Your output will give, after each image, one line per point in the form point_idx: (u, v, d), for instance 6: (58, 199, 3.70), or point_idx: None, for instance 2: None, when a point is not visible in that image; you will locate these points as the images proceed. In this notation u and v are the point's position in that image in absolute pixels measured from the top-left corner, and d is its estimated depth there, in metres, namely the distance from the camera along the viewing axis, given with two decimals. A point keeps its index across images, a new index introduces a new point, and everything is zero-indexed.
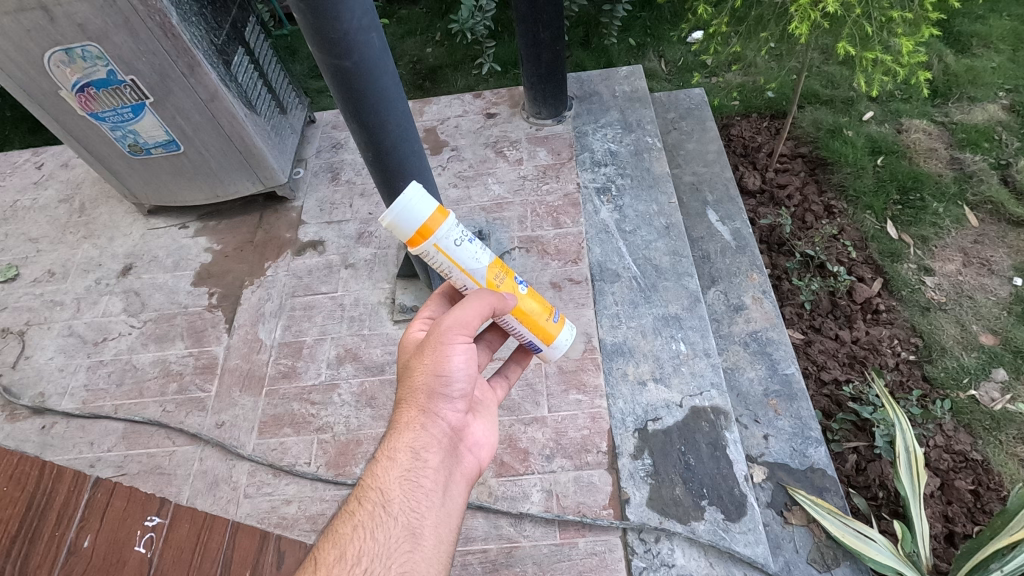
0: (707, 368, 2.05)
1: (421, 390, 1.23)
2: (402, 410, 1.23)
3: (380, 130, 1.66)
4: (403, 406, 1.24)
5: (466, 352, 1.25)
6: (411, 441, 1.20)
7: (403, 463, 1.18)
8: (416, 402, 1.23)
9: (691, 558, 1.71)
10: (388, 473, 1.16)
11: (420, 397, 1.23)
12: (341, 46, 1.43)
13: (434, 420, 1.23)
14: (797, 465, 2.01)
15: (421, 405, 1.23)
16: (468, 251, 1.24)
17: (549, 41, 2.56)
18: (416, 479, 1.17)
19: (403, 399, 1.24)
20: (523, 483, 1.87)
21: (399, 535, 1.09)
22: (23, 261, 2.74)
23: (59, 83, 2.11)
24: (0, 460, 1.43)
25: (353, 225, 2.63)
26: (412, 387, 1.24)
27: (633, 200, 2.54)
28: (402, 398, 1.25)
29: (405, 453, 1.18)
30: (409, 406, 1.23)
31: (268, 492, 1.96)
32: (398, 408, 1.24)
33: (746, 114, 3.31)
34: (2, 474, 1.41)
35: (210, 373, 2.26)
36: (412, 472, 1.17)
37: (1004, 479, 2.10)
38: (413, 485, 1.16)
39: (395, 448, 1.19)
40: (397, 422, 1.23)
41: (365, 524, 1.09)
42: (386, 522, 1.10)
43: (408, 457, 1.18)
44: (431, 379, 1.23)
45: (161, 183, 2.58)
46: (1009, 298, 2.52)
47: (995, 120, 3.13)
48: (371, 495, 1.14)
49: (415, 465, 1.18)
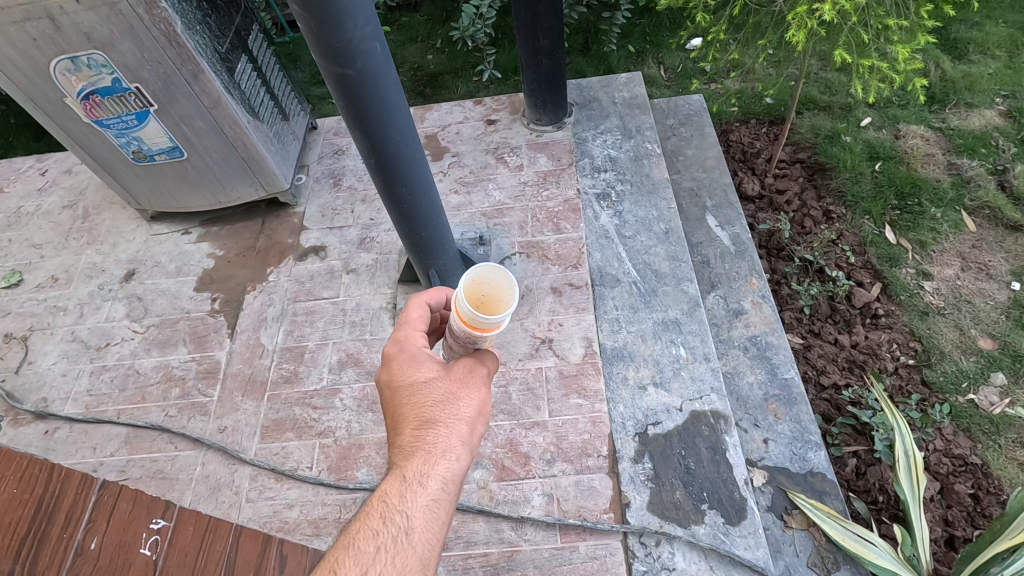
0: (707, 372, 2.06)
1: (462, 421, 1.14)
2: (434, 433, 1.12)
3: (383, 137, 1.68)
4: (438, 428, 1.12)
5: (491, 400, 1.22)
6: (445, 471, 1.09)
7: (432, 491, 1.07)
8: (456, 430, 1.13)
9: (691, 562, 1.72)
10: (416, 498, 1.06)
11: (461, 428, 1.13)
12: (345, 55, 1.45)
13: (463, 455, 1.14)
14: (797, 469, 2.02)
15: (460, 434, 1.13)
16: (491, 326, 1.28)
17: (549, 48, 2.58)
18: (439, 511, 1.07)
19: (437, 422, 1.13)
20: (524, 487, 1.88)
21: (415, 566, 1.00)
22: (25, 266, 2.76)
23: (64, 90, 2.13)
24: (9, 463, 1.42)
25: (355, 231, 2.65)
26: (451, 414, 1.14)
27: (633, 206, 2.56)
28: (437, 420, 1.13)
29: (437, 481, 1.08)
30: (441, 430, 1.12)
31: (270, 496, 1.97)
32: (430, 428, 1.12)
33: (745, 120, 3.34)
34: (12, 476, 1.40)
35: (212, 377, 2.28)
36: (438, 503, 1.07)
37: (1003, 483, 2.11)
38: (437, 517, 1.06)
39: (429, 474, 1.08)
40: (425, 444, 1.11)
41: (388, 547, 1.01)
42: (406, 551, 1.01)
43: (439, 486, 1.07)
44: (473, 415, 1.16)
45: (164, 190, 2.60)
46: (1007, 302, 2.53)
47: (992, 126, 3.16)
48: (394, 517, 1.04)
49: (442, 495, 1.08)
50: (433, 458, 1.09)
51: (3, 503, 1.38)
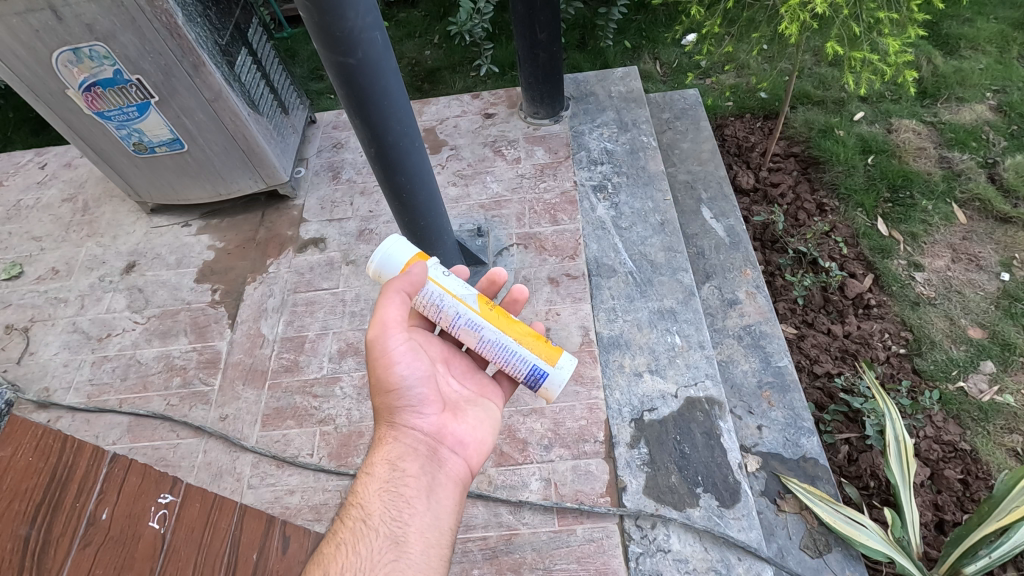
0: (702, 359, 2.09)
1: (387, 405, 1.39)
2: (379, 429, 1.39)
3: (383, 127, 1.70)
4: (381, 424, 1.39)
5: (404, 357, 1.40)
6: (388, 454, 1.32)
7: (382, 476, 1.29)
8: (387, 417, 1.39)
9: (686, 543, 1.75)
10: (369, 489, 1.27)
11: (387, 410, 1.39)
12: (346, 44, 1.47)
13: (404, 430, 1.37)
14: (789, 455, 2.05)
15: (390, 420, 1.38)
16: (432, 295, 1.46)
17: (546, 41, 2.60)
18: (395, 489, 1.27)
19: (377, 419, 1.40)
20: (522, 472, 1.91)
21: (382, 543, 1.18)
22: (26, 259, 2.78)
23: (66, 82, 2.15)
24: (23, 431, 1.34)
25: (354, 223, 2.68)
26: (381, 403, 1.40)
27: (629, 198, 2.59)
28: (379, 417, 1.41)
29: (382, 466, 1.31)
30: (384, 424, 1.38)
31: (271, 482, 1.99)
32: (378, 426, 1.40)
33: (740, 114, 3.39)
34: (25, 444, 1.33)
35: (213, 367, 2.30)
36: (391, 483, 1.28)
37: (992, 468, 2.16)
38: (391, 496, 1.25)
39: (374, 463, 1.32)
40: (378, 440, 1.38)
41: (348, 540, 1.19)
42: (368, 535, 1.19)
43: (384, 469, 1.30)
44: (387, 391, 1.39)
45: (164, 182, 2.61)
46: (996, 293, 2.58)
47: (983, 120, 3.20)
48: (354, 512, 1.24)
49: (393, 475, 1.29)
50: (378, 449, 1.35)
51: (18, 472, 1.30)
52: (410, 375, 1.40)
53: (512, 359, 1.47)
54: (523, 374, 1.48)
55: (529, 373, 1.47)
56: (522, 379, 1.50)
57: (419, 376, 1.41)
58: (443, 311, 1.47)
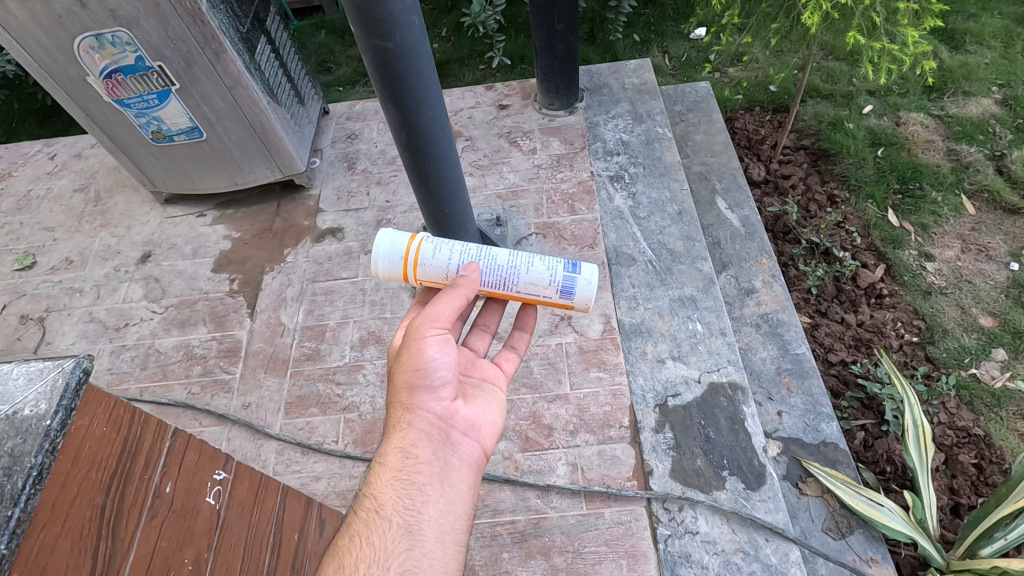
0: (723, 346, 2.12)
1: (403, 389, 1.34)
2: (392, 413, 1.34)
3: (414, 112, 1.70)
4: (394, 408, 1.34)
5: (439, 342, 1.37)
6: (400, 442, 1.28)
7: (396, 465, 1.25)
8: (401, 400, 1.33)
9: (714, 526, 1.77)
10: (381, 480, 1.23)
11: (402, 395, 1.33)
12: (384, 27, 1.47)
13: (421, 414, 1.32)
14: (810, 440, 2.08)
15: (405, 403, 1.33)
16: (447, 244, 1.54)
17: (564, 32, 2.61)
18: (408, 478, 1.23)
19: (391, 402, 1.35)
20: (548, 457, 1.93)
21: (396, 535, 1.15)
22: (39, 249, 2.76)
23: (87, 68, 2.13)
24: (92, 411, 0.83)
25: (371, 213, 2.68)
26: (399, 382, 1.35)
27: (646, 187, 2.61)
28: (392, 399, 1.35)
29: (396, 455, 1.26)
30: (397, 406, 1.32)
31: (297, 469, 2.00)
32: (391, 410, 1.34)
33: (750, 107, 3.41)
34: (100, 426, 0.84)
35: (234, 356, 2.30)
36: (404, 473, 1.24)
37: (1005, 453, 2.20)
38: (404, 486, 1.22)
39: (387, 452, 1.27)
40: (391, 426, 1.33)
41: (361, 534, 1.15)
42: (382, 527, 1.16)
43: (399, 458, 1.26)
44: (410, 373, 1.34)
45: (180, 172, 2.60)
46: (1006, 282, 2.62)
47: (989, 113, 3.25)
48: (366, 505, 1.21)
49: (407, 464, 1.25)
50: (392, 436, 1.30)
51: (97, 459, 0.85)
52: (443, 361, 1.35)
53: (543, 261, 1.54)
54: (555, 275, 1.52)
55: (561, 267, 1.54)
56: (558, 280, 1.52)
57: (449, 360, 1.37)
58: (461, 254, 1.53)
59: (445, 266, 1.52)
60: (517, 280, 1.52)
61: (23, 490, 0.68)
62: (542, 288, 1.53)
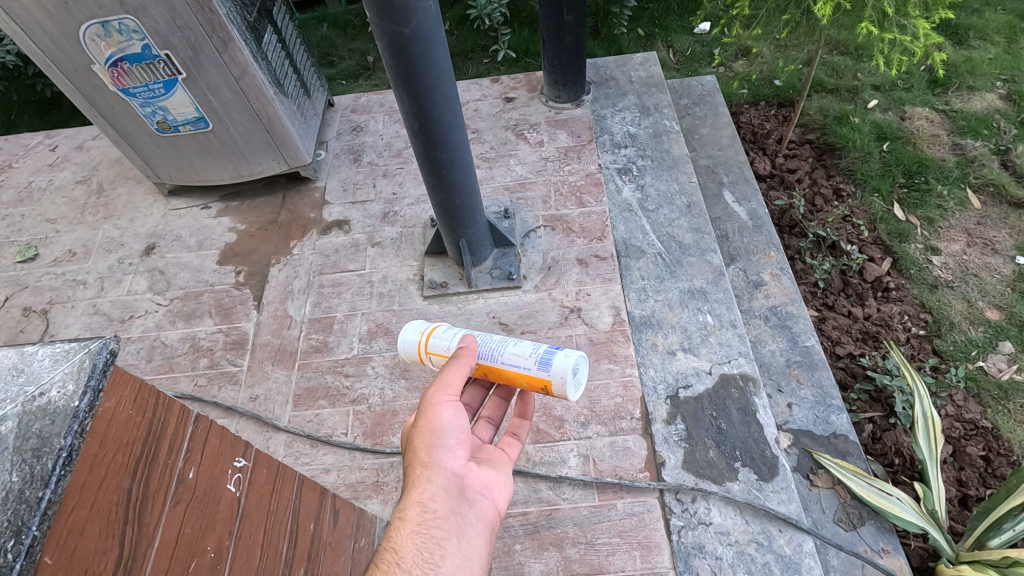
0: (734, 338, 2.11)
1: (420, 449, 1.32)
2: (409, 470, 1.32)
3: (428, 100, 1.69)
4: (411, 466, 1.32)
5: (454, 408, 1.37)
6: (418, 496, 1.26)
7: (414, 520, 1.23)
8: (419, 459, 1.32)
9: (727, 517, 1.77)
10: (400, 534, 1.22)
11: (420, 454, 1.32)
12: (400, 12, 1.47)
13: (439, 471, 1.30)
14: (820, 432, 2.08)
15: (423, 460, 1.31)
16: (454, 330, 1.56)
17: (572, 24, 2.60)
18: (427, 531, 1.22)
19: (409, 460, 1.33)
20: (560, 449, 1.92)
21: None
22: (41, 241, 2.73)
23: (93, 57, 2.11)
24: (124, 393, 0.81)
25: (378, 205, 2.66)
26: (416, 441, 1.34)
27: (654, 180, 2.61)
28: (409, 457, 1.34)
29: (415, 509, 1.25)
30: (416, 463, 1.31)
31: (306, 461, 1.98)
32: (408, 468, 1.32)
33: (755, 102, 3.41)
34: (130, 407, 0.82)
35: (241, 348, 2.28)
36: (424, 528, 1.22)
37: (1013, 445, 2.20)
38: (424, 540, 1.21)
39: (406, 507, 1.25)
40: (408, 483, 1.30)
41: None
42: None
43: (418, 512, 1.24)
44: (429, 433, 1.33)
45: (185, 163, 2.58)
46: (1012, 275, 2.63)
47: (994, 108, 3.26)
48: (385, 558, 1.18)
49: (425, 518, 1.24)
50: (410, 491, 1.28)
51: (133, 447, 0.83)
52: (458, 424, 1.36)
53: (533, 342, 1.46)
54: (538, 350, 1.42)
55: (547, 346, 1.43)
56: (539, 354, 1.41)
57: (464, 423, 1.37)
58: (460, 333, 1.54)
59: (445, 343, 1.52)
60: (503, 351, 1.46)
61: (54, 471, 0.67)
62: (523, 360, 1.43)
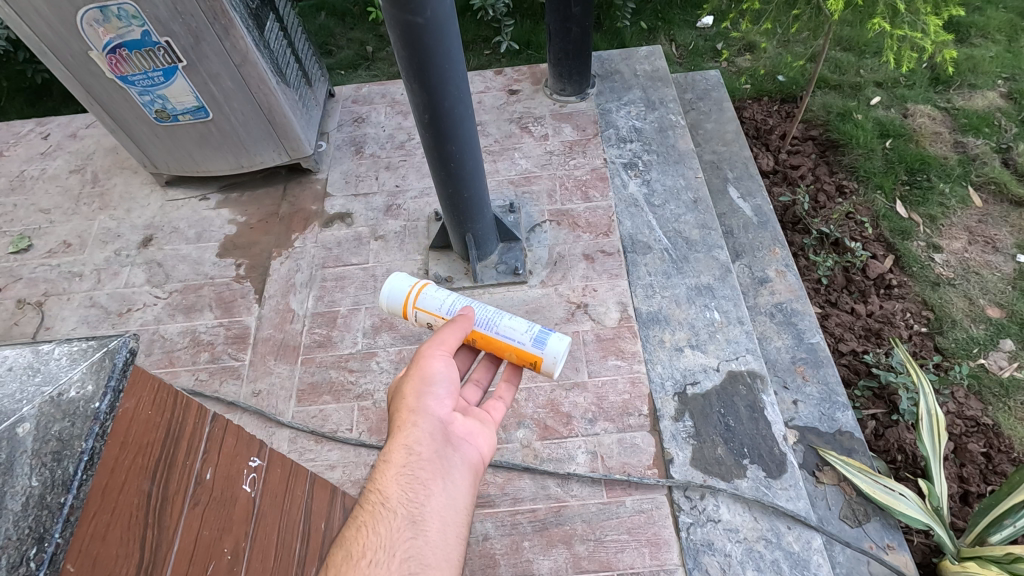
0: (741, 334, 2.11)
1: (408, 396, 1.36)
2: (395, 416, 1.35)
3: (440, 91, 1.66)
4: (397, 411, 1.35)
5: (445, 362, 1.41)
6: (404, 439, 1.29)
7: (400, 461, 1.26)
8: (405, 405, 1.35)
9: (735, 513, 1.77)
10: (385, 473, 1.24)
11: (407, 399, 1.35)
12: (415, 2, 1.44)
13: (425, 416, 1.33)
14: (825, 428, 2.08)
15: (409, 406, 1.34)
16: (434, 296, 1.61)
17: (579, 16, 2.56)
18: (411, 472, 1.24)
19: (395, 408, 1.36)
20: (568, 445, 1.91)
21: (400, 525, 1.16)
22: (35, 232, 2.67)
23: (90, 42, 2.05)
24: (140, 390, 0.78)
25: (381, 198, 2.62)
26: (404, 390, 1.37)
27: (660, 175, 2.59)
28: (396, 406, 1.37)
29: (400, 451, 1.27)
30: (403, 408, 1.34)
31: (311, 457, 1.96)
32: (395, 414, 1.35)
33: (758, 97, 3.40)
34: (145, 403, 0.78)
35: (243, 343, 2.25)
36: (408, 468, 1.25)
37: (1014, 442, 2.22)
38: (408, 479, 1.23)
39: (392, 449, 1.28)
40: (395, 428, 1.33)
41: (367, 523, 1.15)
42: (386, 517, 1.16)
43: (402, 455, 1.26)
44: (418, 382, 1.37)
45: (184, 153, 2.52)
46: (1013, 273, 2.64)
47: (995, 106, 3.27)
48: (372, 498, 1.21)
49: (410, 460, 1.26)
50: (396, 435, 1.30)
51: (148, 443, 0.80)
52: (449, 377, 1.40)
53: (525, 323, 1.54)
54: (530, 334, 1.51)
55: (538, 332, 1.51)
56: (531, 339, 1.50)
57: (453, 376, 1.41)
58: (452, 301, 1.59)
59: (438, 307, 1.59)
60: (498, 323, 1.53)
61: (76, 475, 0.64)
62: (514, 339, 1.51)
